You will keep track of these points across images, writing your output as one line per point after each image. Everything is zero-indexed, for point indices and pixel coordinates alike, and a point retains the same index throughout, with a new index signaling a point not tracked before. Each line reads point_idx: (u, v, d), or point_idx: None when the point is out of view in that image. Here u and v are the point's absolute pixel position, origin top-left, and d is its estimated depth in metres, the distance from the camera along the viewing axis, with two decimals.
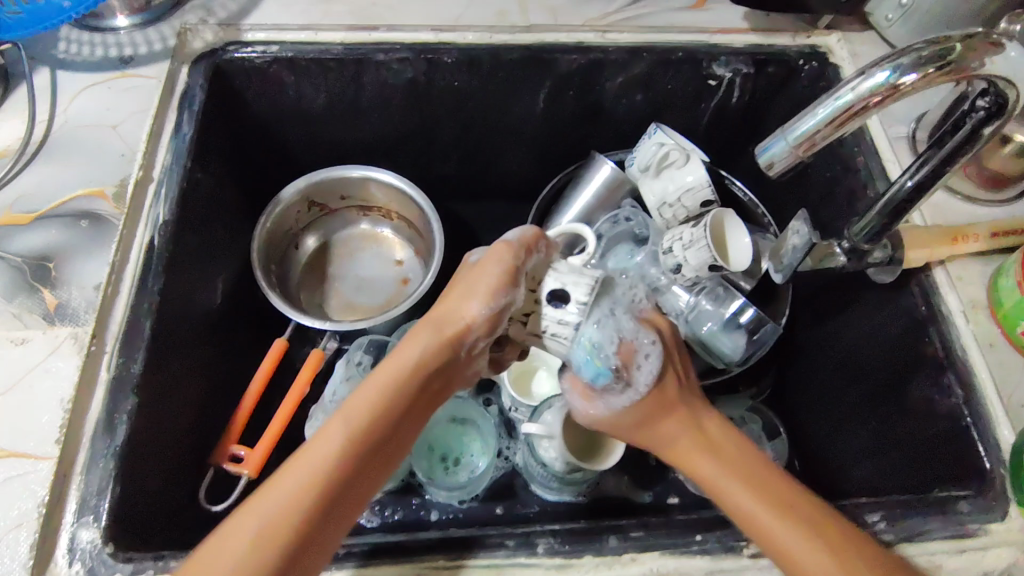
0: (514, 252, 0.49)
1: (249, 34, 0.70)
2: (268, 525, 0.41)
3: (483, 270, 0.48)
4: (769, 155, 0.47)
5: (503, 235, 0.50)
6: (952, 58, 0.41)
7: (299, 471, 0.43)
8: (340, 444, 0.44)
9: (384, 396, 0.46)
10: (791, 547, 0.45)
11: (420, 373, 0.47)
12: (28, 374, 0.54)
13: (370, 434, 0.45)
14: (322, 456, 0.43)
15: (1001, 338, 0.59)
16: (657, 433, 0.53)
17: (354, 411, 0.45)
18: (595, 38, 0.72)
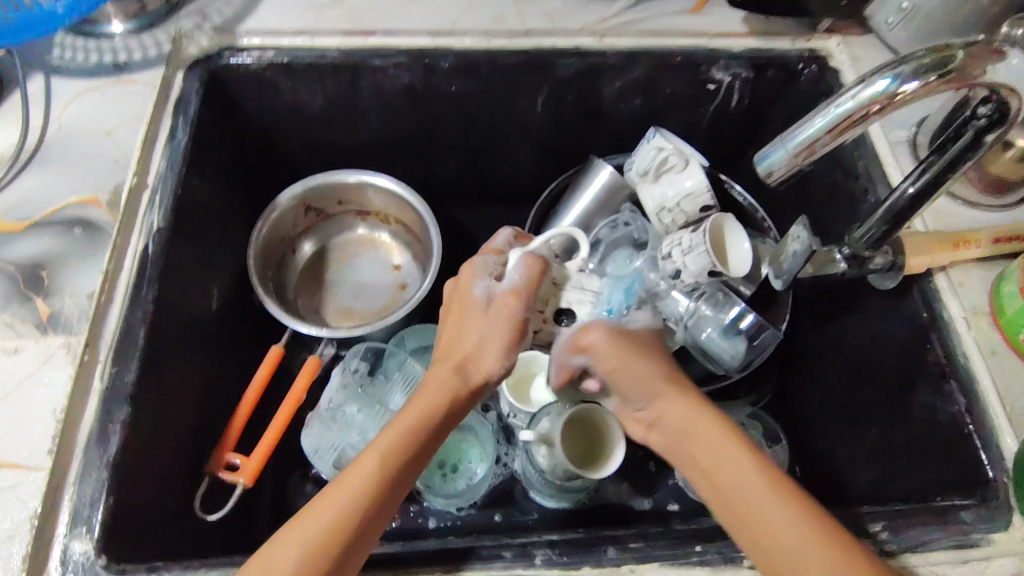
0: (523, 301, 0.51)
1: (245, 40, 0.69)
2: (313, 547, 0.44)
3: (496, 317, 0.52)
4: (768, 163, 0.46)
5: (508, 279, 0.52)
6: (953, 66, 0.41)
7: (340, 496, 0.46)
8: (377, 471, 0.47)
9: (416, 426, 0.49)
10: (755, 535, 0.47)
11: (446, 408, 0.50)
12: (21, 384, 0.54)
13: (401, 466, 0.48)
14: (360, 483, 0.46)
15: (1003, 345, 0.58)
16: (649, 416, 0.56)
17: (388, 442, 0.48)
18: (593, 42, 0.72)
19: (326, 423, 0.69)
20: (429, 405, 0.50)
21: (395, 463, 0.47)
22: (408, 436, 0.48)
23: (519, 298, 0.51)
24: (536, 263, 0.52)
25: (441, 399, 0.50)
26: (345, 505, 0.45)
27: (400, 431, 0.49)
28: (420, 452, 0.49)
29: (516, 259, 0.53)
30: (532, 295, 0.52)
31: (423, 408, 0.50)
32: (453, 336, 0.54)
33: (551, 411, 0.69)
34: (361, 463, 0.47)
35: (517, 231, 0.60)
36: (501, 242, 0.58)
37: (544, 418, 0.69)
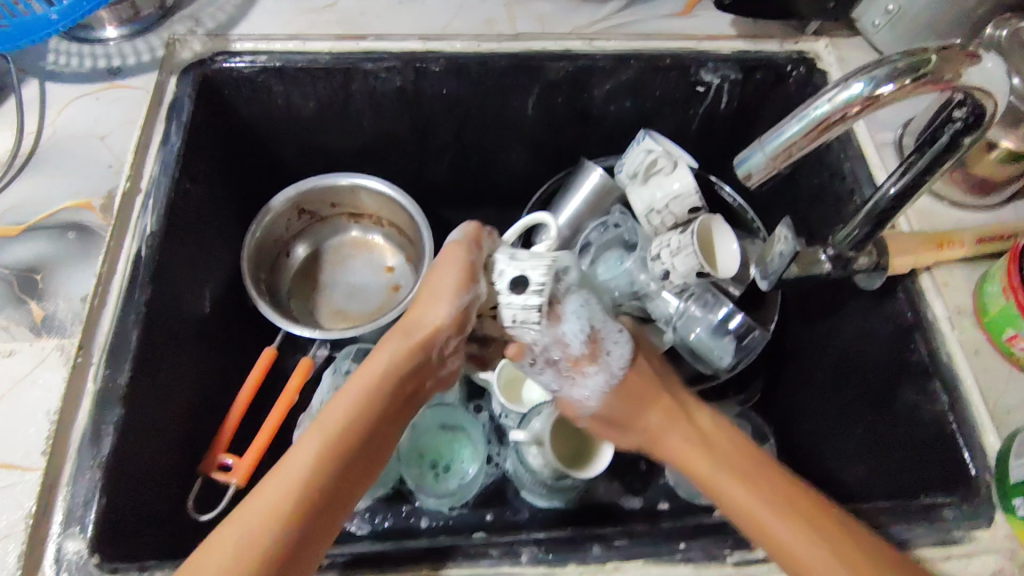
0: (465, 250, 0.50)
1: (238, 44, 0.70)
2: (252, 530, 0.43)
3: (441, 273, 0.50)
4: (747, 165, 0.47)
5: (449, 235, 0.52)
6: (928, 69, 0.41)
7: (281, 478, 0.45)
8: (317, 451, 0.46)
9: (360, 396, 0.49)
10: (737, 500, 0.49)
11: (388, 376, 0.50)
12: (17, 386, 0.55)
13: (344, 440, 0.47)
14: (302, 461, 0.46)
15: (986, 343, 0.59)
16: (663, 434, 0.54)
17: (330, 417, 0.48)
18: (582, 45, 0.73)
19: None
20: (370, 377, 0.50)
21: (337, 436, 0.47)
22: (349, 413, 0.48)
23: (461, 250, 0.51)
24: (476, 218, 0.52)
25: (383, 367, 0.50)
26: (286, 481, 0.45)
27: (343, 405, 0.48)
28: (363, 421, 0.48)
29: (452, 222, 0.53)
30: (477, 245, 0.51)
31: (367, 377, 0.50)
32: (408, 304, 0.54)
33: (542, 411, 0.70)
34: (303, 443, 0.47)
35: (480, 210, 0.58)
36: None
37: (536, 419, 0.69)
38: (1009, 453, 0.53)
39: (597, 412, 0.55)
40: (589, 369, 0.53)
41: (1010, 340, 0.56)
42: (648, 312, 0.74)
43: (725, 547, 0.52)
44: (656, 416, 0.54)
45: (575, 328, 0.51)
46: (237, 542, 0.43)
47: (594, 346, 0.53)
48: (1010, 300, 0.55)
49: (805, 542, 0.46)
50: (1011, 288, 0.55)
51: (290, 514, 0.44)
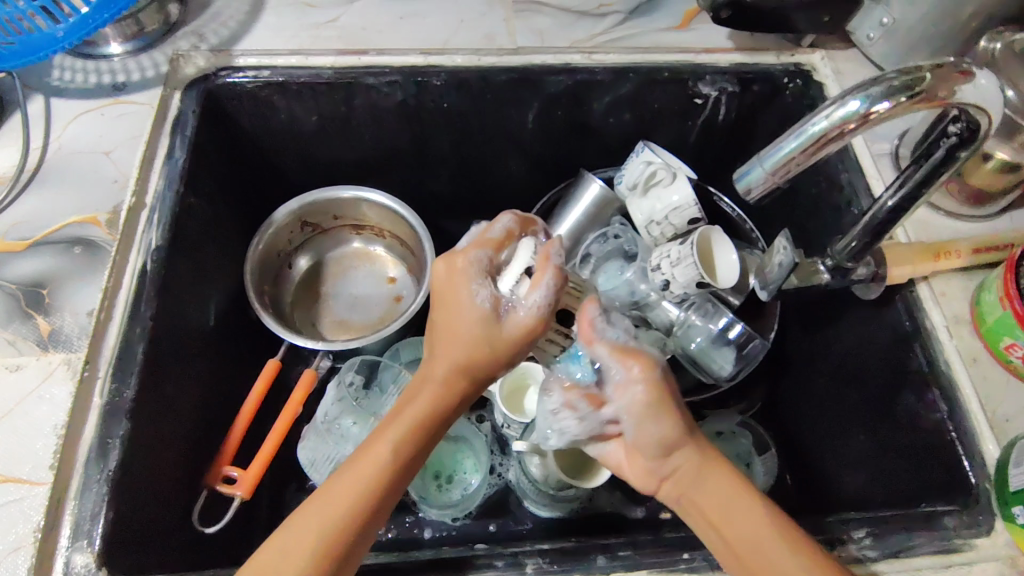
0: (547, 313, 0.52)
1: (241, 60, 0.71)
2: (326, 534, 0.45)
3: (518, 330, 0.51)
4: (746, 180, 0.48)
5: (541, 289, 0.51)
6: (922, 87, 0.42)
7: (352, 483, 0.47)
8: (391, 462, 0.48)
9: (433, 413, 0.51)
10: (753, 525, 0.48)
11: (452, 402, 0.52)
12: (24, 401, 0.55)
13: (416, 451, 0.49)
14: (370, 473, 0.47)
15: (984, 353, 0.59)
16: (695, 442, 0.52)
17: (401, 436, 0.49)
18: (582, 59, 0.74)
19: (322, 436, 0.71)
20: (442, 402, 0.51)
21: (405, 455, 0.49)
22: (419, 429, 0.50)
23: (541, 321, 0.52)
24: (558, 276, 0.52)
25: (447, 398, 0.51)
26: (357, 488, 0.46)
27: (413, 423, 0.50)
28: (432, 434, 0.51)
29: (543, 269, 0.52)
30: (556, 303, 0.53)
31: (440, 397, 0.51)
32: (455, 344, 0.52)
33: None
34: (376, 450, 0.48)
35: (515, 215, 0.58)
36: (499, 231, 0.56)
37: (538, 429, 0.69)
38: (1007, 462, 0.53)
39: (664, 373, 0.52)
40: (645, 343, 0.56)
41: (1007, 348, 0.57)
42: (648, 321, 0.75)
43: None
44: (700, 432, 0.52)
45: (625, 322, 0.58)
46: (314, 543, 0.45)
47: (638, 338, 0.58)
48: (1008, 309, 0.56)
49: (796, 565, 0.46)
50: (1009, 297, 0.56)
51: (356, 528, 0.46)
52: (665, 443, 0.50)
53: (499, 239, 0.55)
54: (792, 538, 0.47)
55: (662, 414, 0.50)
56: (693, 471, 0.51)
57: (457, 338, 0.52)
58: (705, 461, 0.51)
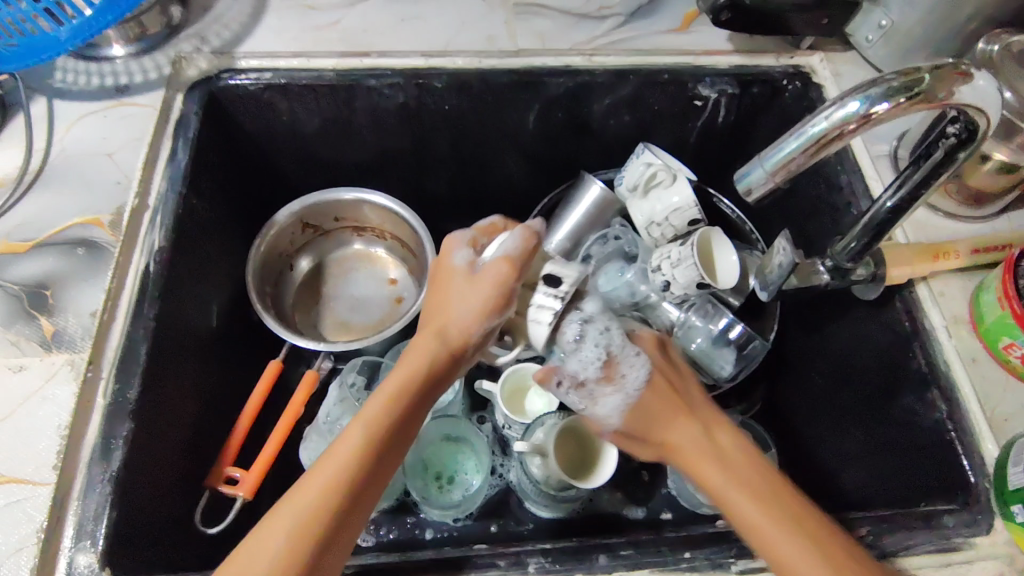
0: (514, 267, 0.51)
1: (243, 62, 0.72)
2: (300, 524, 0.44)
3: (479, 288, 0.51)
4: (747, 181, 0.48)
5: (506, 245, 0.51)
6: (921, 88, 0.43)
7: (325, 471, 0.46)
8: (361, 443, 0.47)
9: (403, 386, 0.50)
10: (746, 513, 0.48)
11: (423, 372, 0.50)
12: (28, 400, 0.55)
13: (387, 429, 0.48)
14: (341, 457, 0.46)
15: (983, 353, 0.60)
16: (671, 442, 0.52)
17: (368, 415, 0.48)
18: (582, 62, 0.74)
19: (324, 437, 0.71)
20: (410, 375, 0.50)
21: (374, 434, 0.48)
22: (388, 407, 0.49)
23: (512, 265, 0.51)
24: (530, 235, 0.52)
25: (417, 367, 0.50)
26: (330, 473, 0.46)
27: (381, 402, 0.49)
28: (404, 411, 0.49)
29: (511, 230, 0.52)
30: (525, 263, 0.51)
31: (410, 368, 0.50)
32: (434, 309, 0.54)
33: (545, 423, 0.70)
34: (346, 435, 0.47)
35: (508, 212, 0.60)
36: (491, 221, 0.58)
37: (539, 429, 0.70)
38: (1006, 461, 0.54)
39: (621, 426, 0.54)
40: (607, 388, 0.53)
41: (1006, 348, 0.57)
42: (648, 321, 0.75)
43: (729, 556, 0.53)
44: (678, 427, 0.52)
45: (589, 355, 0.52)
46: (289, 534, 0.44)
47: (612, 368, 0.53)
48: (1007, 310, 0.56)
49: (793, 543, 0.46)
50: (1008, 298, 0.56)
51: (330, 516, 0.45)
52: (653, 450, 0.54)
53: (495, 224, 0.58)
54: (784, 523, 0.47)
55: (636, 440, 0.54)
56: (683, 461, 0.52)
57: (439, 302, 0.54)
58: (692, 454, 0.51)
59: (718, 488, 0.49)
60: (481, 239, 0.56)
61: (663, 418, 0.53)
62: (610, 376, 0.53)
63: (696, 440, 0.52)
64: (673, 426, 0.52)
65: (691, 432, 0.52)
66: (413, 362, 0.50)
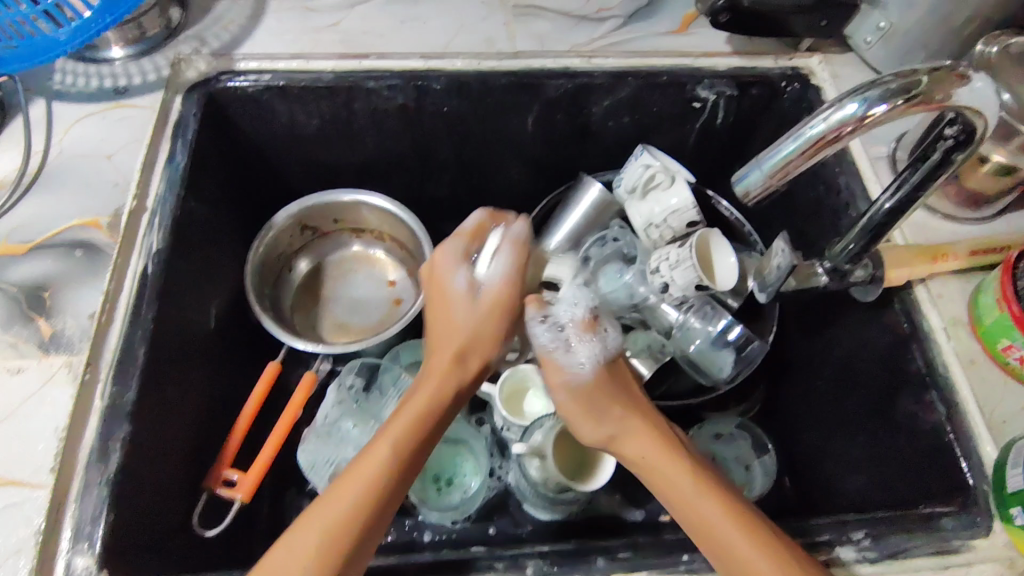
0: (513, 288, 0.61)
1: (242, 64, 0.72)
2: (337, 523, 0.46)
3: (488, 306, 0.60)
4: (745, 183, 0.48)
5: (503, 267, 0.61)
6: (919, 90, 0.43)
7: (361, 474, 0.48)
8: (397, 449, 0.50)
9: (432, 403, 0.54)
10: (697, 505, 0.50)
11: (448, 392, 0.55)
12: (25, 403, 0.55)
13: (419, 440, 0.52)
14: (379, 461, 0.49)
15: (982, 355, 0.60)
16: (627, 437, 0.56)
17: (403, 424, 0.52)
18: (580, 63, 0.74)
19: (322, 439, 0.70)
20: (439, 393, 0.54)
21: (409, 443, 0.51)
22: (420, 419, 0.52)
23: (510, 288, 0.61)
24: (522, 254, 0.62)
25: (442, 384, 0.55)
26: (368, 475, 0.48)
27: (413, 414, 0.53)
28: (432, 425, 0.53)
29: (503, 249, 0.61)
30: (520, 281, 0.62)
31: (438, 387, 0.55)
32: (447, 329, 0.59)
33: (545, 424, 0.70)
34: (383, 441, 0.50)
35: (488, 210, 0.64)
36: (472, 224, 0.63)
37: (538, 431, 0.70)
38: (1005, 463, 0.54)
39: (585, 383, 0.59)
40: (585, 336, 0.60)
41: (1005, 350, 0.57)
42: (648, 322, 0.76)
43: None
44: (630, 425, 0.56)
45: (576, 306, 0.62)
46: (325, 533, 0.45)
47: (592, 324, 0.61)
48: (1006, 311, 0.56)
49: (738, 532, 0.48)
50: (1006, 300, 0.56)
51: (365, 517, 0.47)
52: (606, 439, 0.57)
53: (477, 228, 0.63)
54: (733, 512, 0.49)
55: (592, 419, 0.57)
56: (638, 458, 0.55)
57: (443, 319, 0.60)
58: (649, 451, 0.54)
59: (670, 484, 0.52)
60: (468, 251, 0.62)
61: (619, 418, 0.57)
62: (591, 326, 0.60)
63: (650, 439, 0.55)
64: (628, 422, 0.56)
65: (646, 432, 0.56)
66: (441, 382, 0.55)
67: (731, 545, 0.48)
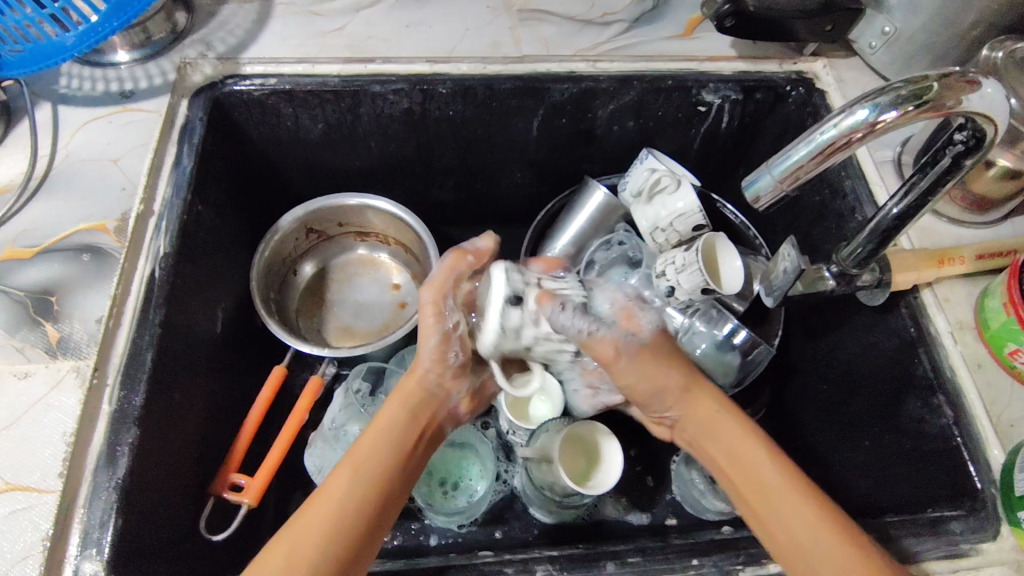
0: (444, 294, 0.55)
1: (248, 68, 0.72)
2: (300, 545, 0.46)
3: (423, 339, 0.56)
4: (755, 189, 0.48)
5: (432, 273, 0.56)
6: (930, 97, 0.43)
7: (319, 503, 0.48)
8: (351, 476, 0.50)
9: (386, 431, 0.54)
10: (761, 467, 0.51)
11: (402, 421, 0.55)
12: (31, 411, 0.55)
13: (376, 464, 0.51)
14: (333, 489, 0.49)
15: (989, 359, 0.60)
16: (693, 395, 0.56)
17: (355, 454, 0.52)
18: (586, 67, 0.74)
19: (330, 443, 0.71)
20: (388, 424, 0.54)
21: (364, 469, 0.51)
22: (375, 448, 0.52)
23: (438, 291, 0.55)
24: (456, 262, 0.56)
25: (394, 421, 0.55)
26: (326, 504, 0.48)
27: (365, 443, 0.53)
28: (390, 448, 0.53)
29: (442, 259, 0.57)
30: (455, 286, 0.56)
31: (388, 420, 0.55)
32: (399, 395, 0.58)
33: (551, 428, 0.69)
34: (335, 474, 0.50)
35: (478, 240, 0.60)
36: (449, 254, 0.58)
37: (543, 436, 0.69)
38: (1013, 466, 0.54)
39: (641, 350, 0.54)
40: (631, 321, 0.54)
41: (1011, 354, 0.57)
42: None
43: (736, 563, 0.53)
44: (699, 384, 0.56)
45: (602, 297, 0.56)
46: (287, 556, 0.45)
47: (628, 310, 0.55)
48: (1012, 315, 0.56)
49: (797, 504, 0.49)
50: (1013, 304, 0.56)
51: (330, 539, 0.47)
52: (669, 390, 0.56)
53: (463, 252, 0.57)
54: (796, 482, 0.50)
55: (656, 372, 0.55)
56: (701, 414, 0.55)
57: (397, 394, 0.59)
58: (715, 409, 0.55)
59: (738, 441, 0.53)
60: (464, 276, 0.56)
61: (687, 374, 0.56)
62: (624, 313, 0.55)
63: (719, 400, 0.56)
64: (696, 379, 0.56)
65: (712, 393, 0.56)
66: (391, 413, 0.55)
67: (791, 516, 0.48)
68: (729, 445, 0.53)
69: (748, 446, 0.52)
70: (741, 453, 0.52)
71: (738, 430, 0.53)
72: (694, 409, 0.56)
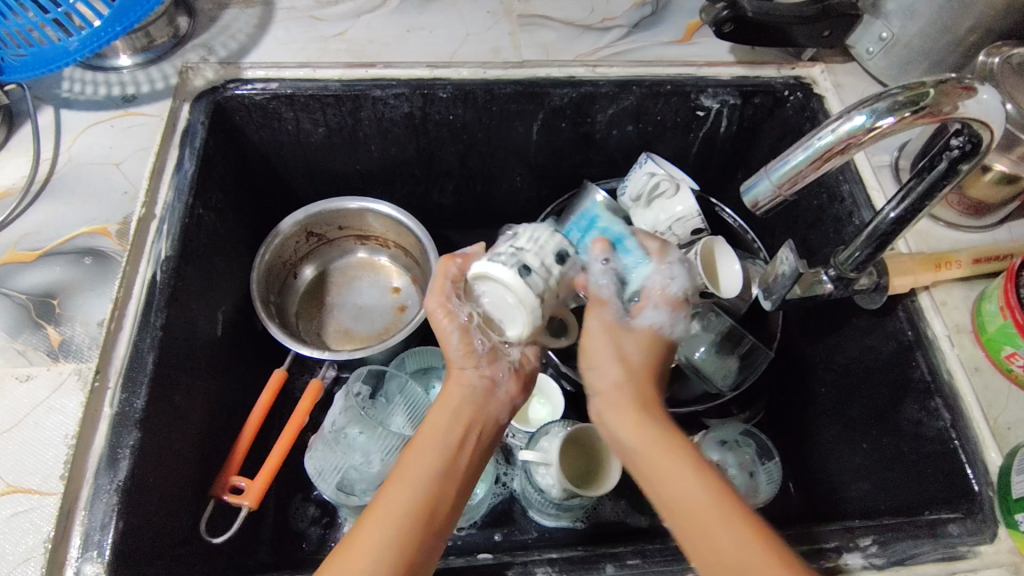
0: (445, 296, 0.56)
1: (249, 72, 0.72)
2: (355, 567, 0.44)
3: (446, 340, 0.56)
4: (753, 193, 0.48)
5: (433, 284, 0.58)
6: (926, 103, 0.43)
7: (376, 520, 0.46)
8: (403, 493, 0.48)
9: (434, 440, 0.51)
10: (677, 490, 0.47)
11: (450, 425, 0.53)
12: (34, 411, 0.55)
13: (428, 476, 0.49)
14: (388, 508, 0.47)
15: (986, 361, 0.60)
16: (612, 409, 0.53)
17: (406, 470, 0.49)
18: (585, 72, 0.75)
19: (330, 446, 0.70)
20: (435, 431, 0.52)
21: (420, 486, 0.48)
22: (427, 462, 0.50)
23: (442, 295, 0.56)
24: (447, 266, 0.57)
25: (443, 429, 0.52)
26: (384, 521, 0.46)
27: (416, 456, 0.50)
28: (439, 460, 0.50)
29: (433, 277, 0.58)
30: (453, 284, 0.56)
31: (436, 425, 0.52)
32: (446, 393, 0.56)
33: (550, 431, 0.70)
34: (388, 488, 0.49)
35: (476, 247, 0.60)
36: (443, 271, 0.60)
37: (544, 437, 0.70)
38: (1010, 469, 0.54)
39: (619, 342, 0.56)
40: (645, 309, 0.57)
41: (1008, 357, 0.58)
42: None
43: None
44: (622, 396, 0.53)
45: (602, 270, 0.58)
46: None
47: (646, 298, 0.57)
48: (1008, 319, 0.57)
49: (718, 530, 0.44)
50: (1009, 308, 0.57)
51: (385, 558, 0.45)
52: (606, 392, 0.54)
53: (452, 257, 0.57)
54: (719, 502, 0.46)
55: (599, 361, 0.56)
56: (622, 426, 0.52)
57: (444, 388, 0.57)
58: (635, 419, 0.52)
59: (653, 455, 0.49)
60: (461, 276, 0.56)
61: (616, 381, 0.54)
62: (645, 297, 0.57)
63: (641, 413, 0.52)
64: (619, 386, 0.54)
65: (632, 405, 0.53)
66: (440, 416, 0.53)
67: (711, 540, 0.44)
68: (649, 463, 0.49)
69: (670, 461, 0.48)
70: (659, 472, 0.48)
71: (659, 446, 0.49)
72: (610, 420, 0.53)
